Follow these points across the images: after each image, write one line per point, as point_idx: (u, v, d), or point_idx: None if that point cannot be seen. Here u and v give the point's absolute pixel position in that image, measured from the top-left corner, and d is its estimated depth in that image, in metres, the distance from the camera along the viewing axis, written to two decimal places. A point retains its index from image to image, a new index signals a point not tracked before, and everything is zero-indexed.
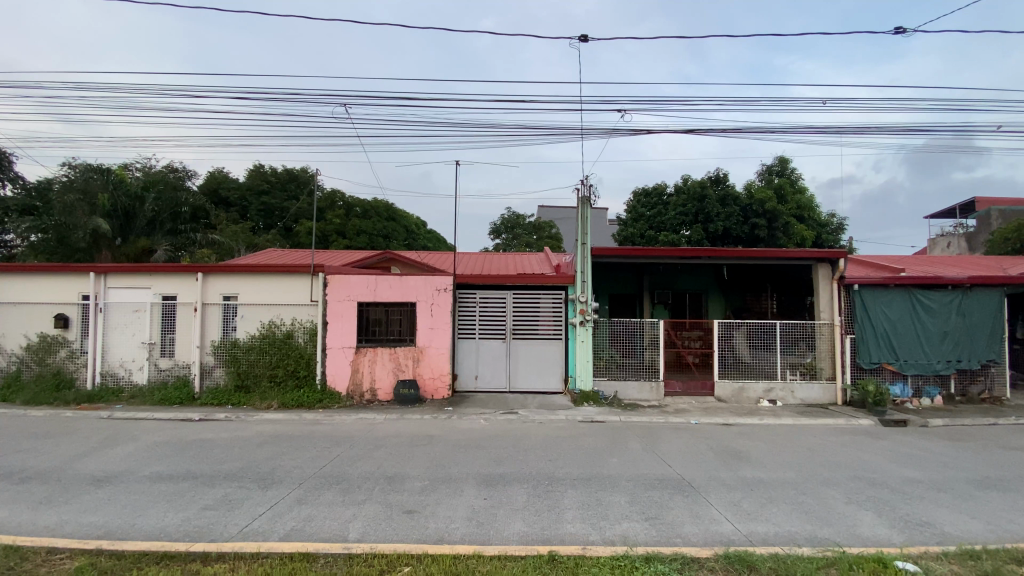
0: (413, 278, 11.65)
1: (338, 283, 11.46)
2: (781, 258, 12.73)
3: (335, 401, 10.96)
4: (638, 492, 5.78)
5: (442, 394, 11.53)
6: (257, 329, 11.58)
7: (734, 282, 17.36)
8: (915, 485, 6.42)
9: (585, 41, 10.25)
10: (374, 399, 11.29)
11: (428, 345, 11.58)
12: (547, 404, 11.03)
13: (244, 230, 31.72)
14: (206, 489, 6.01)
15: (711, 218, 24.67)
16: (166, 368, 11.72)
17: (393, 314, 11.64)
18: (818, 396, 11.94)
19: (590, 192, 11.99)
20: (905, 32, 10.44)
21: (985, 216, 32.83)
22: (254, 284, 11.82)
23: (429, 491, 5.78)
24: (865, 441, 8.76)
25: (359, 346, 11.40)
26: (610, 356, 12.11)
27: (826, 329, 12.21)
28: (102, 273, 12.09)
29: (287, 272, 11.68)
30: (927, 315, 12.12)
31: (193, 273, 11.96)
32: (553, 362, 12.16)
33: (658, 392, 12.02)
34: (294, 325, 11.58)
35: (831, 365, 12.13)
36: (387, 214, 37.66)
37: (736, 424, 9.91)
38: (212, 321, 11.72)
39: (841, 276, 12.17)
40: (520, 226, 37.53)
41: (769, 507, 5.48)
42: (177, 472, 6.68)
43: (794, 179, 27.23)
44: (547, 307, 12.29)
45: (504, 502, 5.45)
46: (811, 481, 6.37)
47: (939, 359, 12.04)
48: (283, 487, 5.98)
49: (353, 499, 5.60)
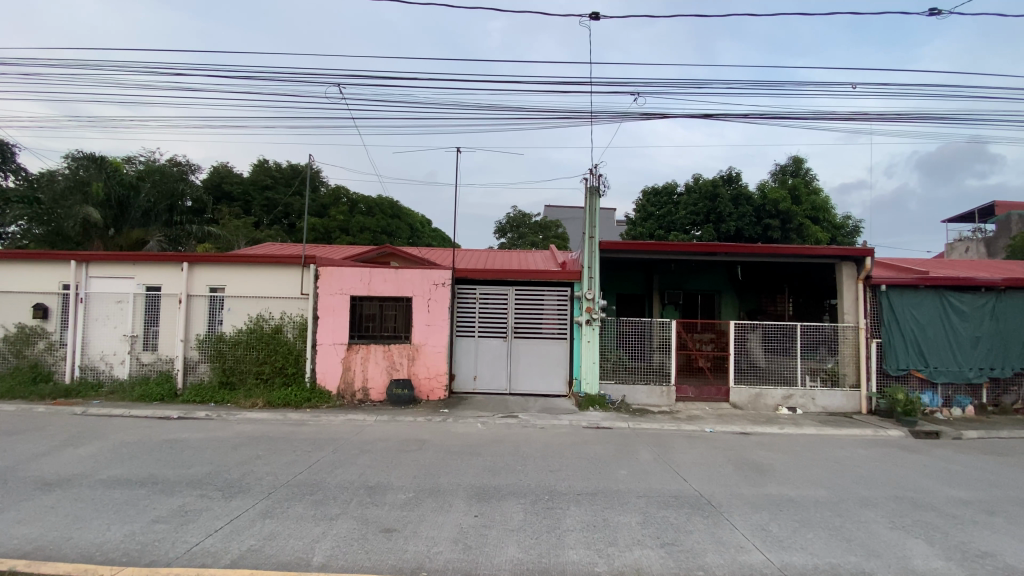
0: (410, 271, 10.95)
1: (330, 275, 10.80)
2: (803, 255, 11.92)
3: (324, 400, 10.29)
4: (650, 511, 5.06)
5: (438, 395, 10.83)
6: (245, 323, 10.95)
7: (749, 283, 16.57)
8: (965, 508, 5.65)
9: (594, 19, 9.55)
10: (366, 399, 10.62)
11: (424, 343, 10.88)
12: (550, 408, 10.32)
13: (246, 225, 31.23)
14: (162, 500, 5.36)
15: (722, 218, 23.88)
16: (149, 363, 11.14)
17: (388, 310, 10.98)
18: (841, 404, 11.17)
19: (598, 182, 11.26)
20: (940, 12, 9.68)
21: (1006, 221, 31.74)
22: (242, 275, 11.22)
23: (412, 506, 5.08)
24: (897, 455, 7.97)
25: (351, 343, 10.73)
26: (617, 357, 11.37)
27: (850, 332, 11.43)
28: (84, 261, 11.51)
29: (276, 263, 11.07)
30: (959, 319, 11.30)
31: (178, 263, 11.36)
32: (557, 363, 11.44)
33: (669, 397, 11.26)
34: (283, 319, 10.93)
35: (855, 372, 11.34)
36: (391, 211, 37.05)
37: (754, 433, 9.12)
38: (197, 314, 11.10)
39: (867, 275, 11.36)
40: (525, 225, 36.84)
41: (803, 533, 4.73)
42: (137, 477, 6.03)
43: (808, 179, 26.41)
44: (552, 304, 11.57)
45: (497, 521, 4.74)
46: (846, 501, 5.63)
47: (971, 367, 11.21)
48: (249, 498, 5.32)
49: (325, 514, 4.91)
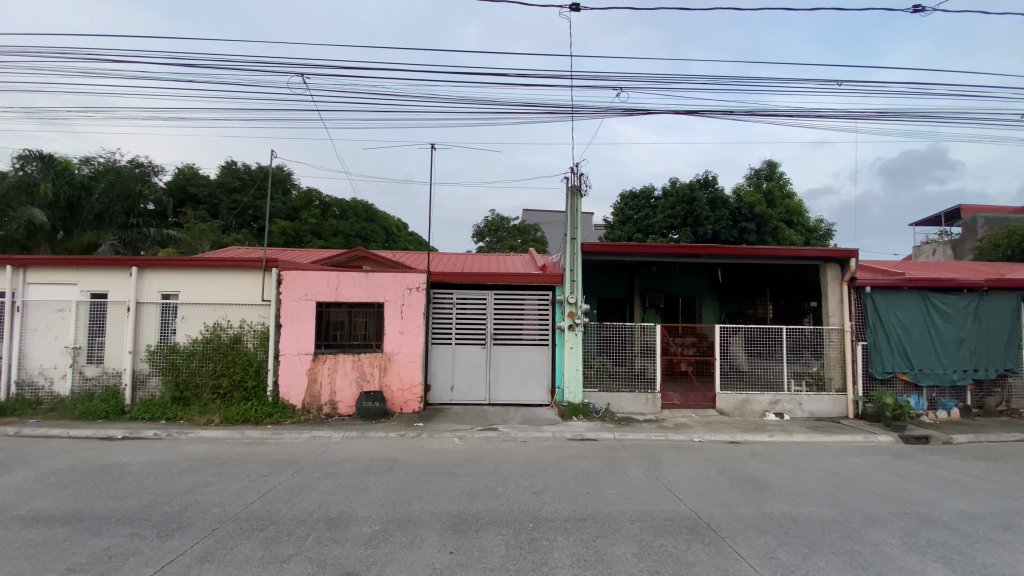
0: (381, 275, 10.27)
1: (294, 280, 10.05)
2: (789, 257, 11.64)
3: (287, 416, 9.52)
4: (646, 539, 4.55)
5: (411, 408, 10.16)
6: (200, 332, 10.10)
7: (729, 286, 16.33)
8: (975, 523, 5.32)
9: (574, 10, 9.11)
10: (334, 413, 9.90)
11: (396, 351, 10.20)
12: (531, 418, 9.76)
13: (213, 228, 29.86)
14: (86, 541, 4.62)
15: (700, 222, 23.78)
16: (93, 377, 10.18)
17: (357, 317, 10.28)
18: (828, 409, 10.93)
19: (580, 182, 10.81)
20: (923, 10, 9.55)
21: (972, 224, 32.65)
22: (197, 281, 10.36)
23: (378, 542, 4.46)
24: (892, 463, 7.68)
25: (317, 352, 10.00)
26: (600, 364, 10.89)
27: (835, 336, 11.21)
28: (20, 266, 10.48)
29: (235, 267, 10.25)
30: (942, 321, 11.19)
31: (126, 268, 10.44)
32: (538, 371, 10.91)
33: (654, 406, 10.82)
34: (242, 329, 10.12)
35: (841, 375, 11.11)
36: (367, 215, 36.05)
37: (745, 442, 8.73)
38: (147, 324, 10.20)
39: (852, 277, 11.16)
40: (503, 229, 36.34)
41: (815, 560, 4.28)
42: (60, 514, 5.24)
43: (783, 183, 26.64)
44: (532, 310, 11.05)
45: (476, 557, 4.16)
46: (853, 520, 5.23)
47: (955, 369, 11.11)
48: (188, 537, 4.61)
49: (276, 555, 4.25)
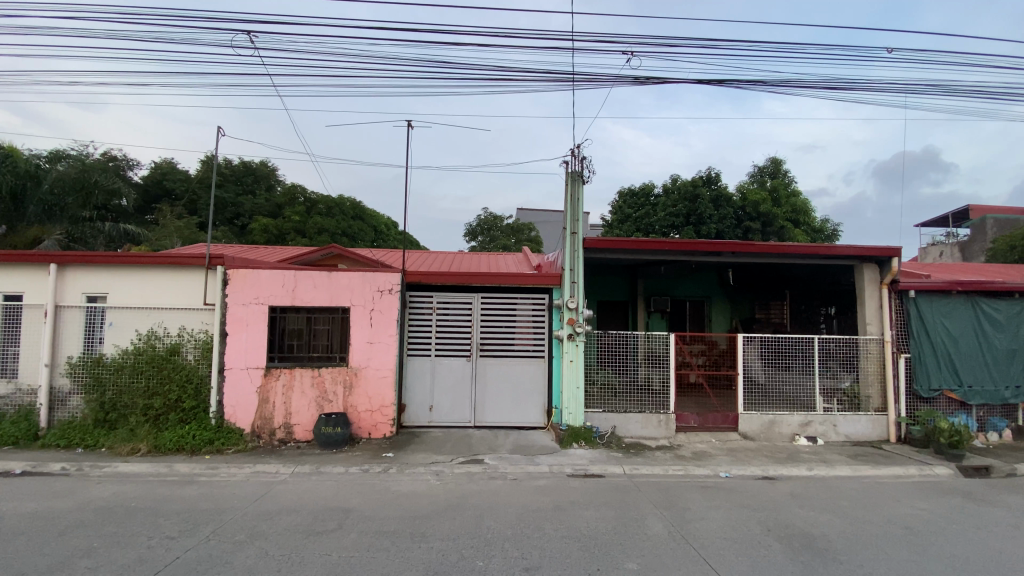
0: (347, 275, 8.72)
1: (242, 281, 8.47)
2: (821, 255, 10.13)
3: (230, 443, 7.95)
4: None
5: (382, 432, 8.63)
6: (132, 342, 8.52)
7: (742, 288, 14.81)
8: None
9: None
10: (289, 439, 8.37)
11: (364, 366, 8.66)
12: (524, 447, 8.24)
13: (189, 224, 28.01)
14: None
15: (703, 220, 22.27)
16: (4, 396, 8.52)
17: (319, 324, 8.73)
18: (866, 432, 9.51)
19: (582, 166, 9.29)
20: None
21: (981, 225, 31.53)
22: (129, 282, 8.81)
23: None
24: (966, 508, 6.25)
25: (270, 366, 8.46)
26: (605, 379, 9.40)
27: (873, 347, 9.78)
28: None
29: (174, 264, 8.69)
30: (993, 330, 9.79)
31: (44, 265, 8.80)
32: (533, 388, 9.41)
33: (669, 428, 9.34)
34: (181, 338, 8.55)
35: (880, 393, 9.69)
36: (355, 212, 34.29)
37: (781, 478, 7.24)
38: (69, 331, 8.59)
39: (893, 279, 9.74)
40: (496, 228, 34.81)
41: None
42: None
43: (788, 181, 25.36)
44: (525, 315, 9.55)
45: None
46: None
47: (1008, 386, 9.72)
48: None
49: None
